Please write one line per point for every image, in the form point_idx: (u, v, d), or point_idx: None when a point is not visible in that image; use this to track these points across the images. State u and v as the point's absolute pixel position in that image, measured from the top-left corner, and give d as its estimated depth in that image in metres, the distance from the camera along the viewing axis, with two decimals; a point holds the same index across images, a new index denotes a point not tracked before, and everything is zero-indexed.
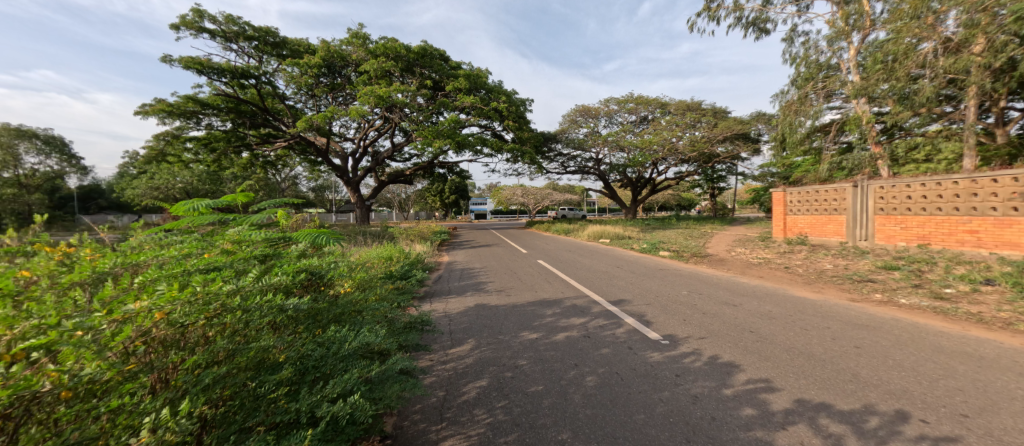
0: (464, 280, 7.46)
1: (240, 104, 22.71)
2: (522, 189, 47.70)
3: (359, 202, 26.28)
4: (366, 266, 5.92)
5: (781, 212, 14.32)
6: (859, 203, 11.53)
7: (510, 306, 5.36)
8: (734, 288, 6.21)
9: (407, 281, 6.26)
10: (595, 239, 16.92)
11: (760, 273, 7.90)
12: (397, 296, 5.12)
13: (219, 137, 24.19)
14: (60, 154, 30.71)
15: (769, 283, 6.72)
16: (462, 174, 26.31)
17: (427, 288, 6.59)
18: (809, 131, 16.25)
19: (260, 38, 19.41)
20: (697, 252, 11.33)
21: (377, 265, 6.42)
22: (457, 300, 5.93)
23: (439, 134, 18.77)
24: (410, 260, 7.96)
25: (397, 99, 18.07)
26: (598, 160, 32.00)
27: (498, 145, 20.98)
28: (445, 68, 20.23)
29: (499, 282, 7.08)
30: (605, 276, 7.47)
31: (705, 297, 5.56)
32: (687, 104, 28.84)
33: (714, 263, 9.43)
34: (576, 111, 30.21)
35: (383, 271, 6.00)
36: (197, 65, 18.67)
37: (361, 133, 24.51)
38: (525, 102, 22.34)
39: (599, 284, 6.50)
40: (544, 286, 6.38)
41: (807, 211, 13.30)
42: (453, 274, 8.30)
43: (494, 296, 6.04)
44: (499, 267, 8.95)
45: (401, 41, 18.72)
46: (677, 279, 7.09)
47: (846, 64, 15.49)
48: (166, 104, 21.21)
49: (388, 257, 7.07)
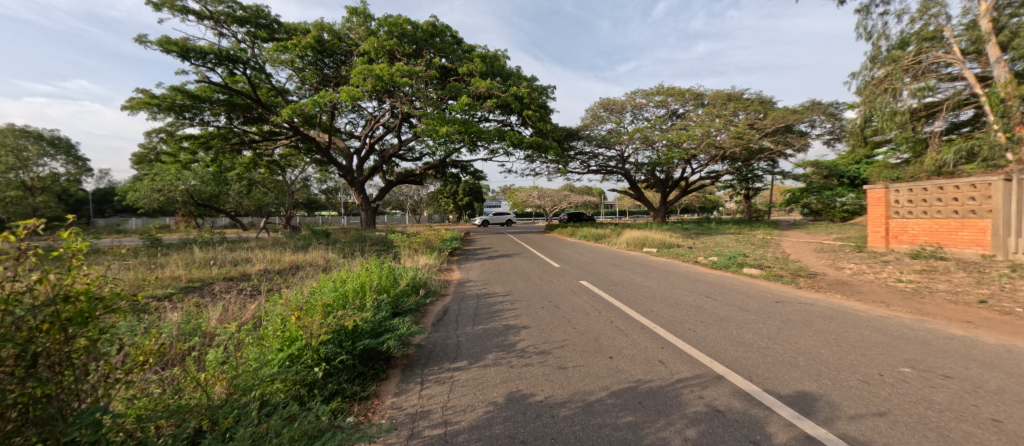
0: (483, 324, 4.72)
1: (234, 95, 20.42)
2: (538, 191, 44.82)
3: (363, 205, 23.69)
4: (333, 315, 3.25)
5: (882, 215, 11.13)
6: (1013, 202, 8.48)
7: (584, 408, 2.62)
8: (993, 358, 3.30)
9: (396, 332, 3.54)
10: (636, 247, 14.07)
11: (949, 311, 4.99)
12: (340, 426, 2.43)
13: (216, 135, 21.83)
14: (66, 155, 29.00)
15: (1019, 340, 3.80)
16: (477, 174, 23.73)
17: (420, 346, 3.82)
18: (899, 115, 13.22)
19: (252, 21, 17.14)
20: (796, 268, 8.37)
21: (343, 305, 3.68)
22: (475, 377, 3.22)
23: (449, 123, 16.14)
24: (400, 289, 5.22)
25: (400, 81, 15.43)
26: (623, 159, 29.16)
27: (516, 138, 18.25)
28: (457, 50, 17.71)
29: (540, 332, 4.29)
30: (707, 318, 4.66)
31: (976, 388, 2.74)
32: (727, 94, 25.76)
33: (843, 289, 6.52)
34: (599, 105, 27.44)
35: (339, 322, 3.25)
36: (176, 47, 16.22)
37: (366, 129, 22.21)
38: (547, 90, 19.63)
39: (720, 345, 3.69)
40: (629, 350, 3.63)
41: (922, 214, 10.22)
42: (465, 309, 5.51)
43: (542, 371, 3.28)
44: (533, 296, 6.12)
45: (408, 18, 16.21)
46: (833, 326, 4.26)
47: (949, 32, 12.74)
48: (150, 96, 18.62)
49: (363, 287, 4.34)
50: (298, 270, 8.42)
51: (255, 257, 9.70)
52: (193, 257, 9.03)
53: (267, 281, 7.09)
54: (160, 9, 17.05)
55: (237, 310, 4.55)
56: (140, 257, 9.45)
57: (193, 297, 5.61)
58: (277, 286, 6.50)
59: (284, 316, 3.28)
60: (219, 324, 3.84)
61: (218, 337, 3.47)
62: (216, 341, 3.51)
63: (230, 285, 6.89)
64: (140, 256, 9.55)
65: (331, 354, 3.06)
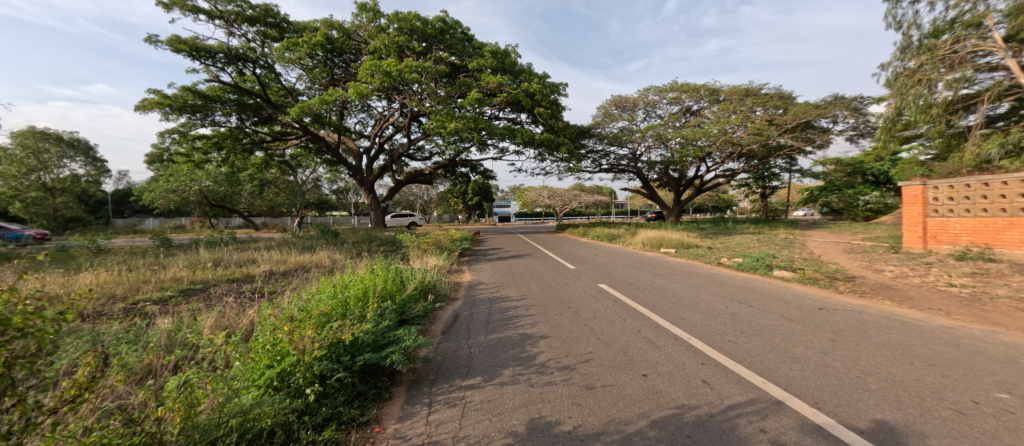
0: (497, 333, 4.29)
1: (244, 94, 20.30)
2: (549, 191, 44.26)
3: (373, 205, 23.44)
4: (328, 327, 2.83)
5: (919, 214, 10.45)
6: None
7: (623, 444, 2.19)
8: None
9: (402, 343, 3.12)
10: (654, 248, 13.55)
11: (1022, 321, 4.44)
12: None
13: (226, 135, 21.73)
14: (85, 156, 29.35)
15: None
16: (487, 173, 23.34)
17: (429, 359, 3.40)
18: (934, 107, 12.55)
19: (261, 20, 16.95)
20: (831, 270, 7.81)
21: (343, 313, 3.27)
22: (491, 399, 2.80)
23: (458, 120, 15.77)
24: (407, 293, 4.80)
25: (410, 77, 15.08)
26: (635, 157, 28.54)
27: (527, 135, 17.80)
28: (467, 46, 17.32)
29: (563, 343, 3.84)
30: (748, 327, 4.16)
31: None
32: (745, 89, 24.98)
33: (889, 295, 5.97)
34: (612, 102, 26.87)
35: (336, 334, 2.84)
36: (185, 46, 16.06)
37: (376, 128, 21.97)
38: (559, 86, 19.16)
39: (771, 362, 3.21)
40: (664, 366, 3.18)
41: (964, 212, 9.57)
42: (478, 315, 5.07)
43: (568, 393, 2.83)
44: (551, 301, 5.65)
45: (417, 14, 15.87)
46: (895, 339, 3.75)
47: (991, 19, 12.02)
48: (162, 96, 18.52)
49: (366, 292, 3.93)
50: (304, 272, 8.09)
51: (261, 257, 9.41)
52: (198, 258, 8.76)
53: (271, 284, 6.76)
54: (170, 9, 16.95)
55: (232, 313, 4.19)
56: (145, 258, 9.21)
57: (192, 300, 5.28)
58: (280, 289, 6.16)
59: (274, 326, 2.89)
60: (209, 333, 3.48)
61: (205, 348, 3.11)
62: (203, 354, 3.14)
63: (233, 287, 6.57)
64: (147, 257, 9.32)
65: (326, 372, 2.65)
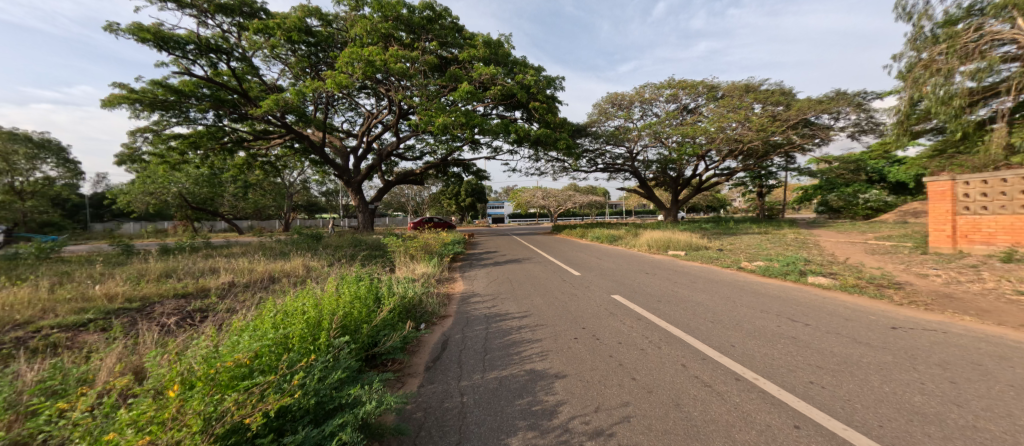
0: (498, 370, 3.28)
1: (218, 89, 18.97)
2: (542, 192, 43.13)
3: (361, 206, 22.24)
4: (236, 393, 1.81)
5: (948, 210, 9.55)
6: None
7: None
8: None
9: (356, 407, 2.11)
10: (660, 250, 12.61)
11: None
12: None
13: (203, 134, 20.39)
14: (56, 158, 27.69)
15: None
16: (481, 173, 22.32)
17: (400, 424, 2.37)
18: (955, 98, 11.64)
19: (236, 10, 15.72)
20: (871, 276, 6.89)
21: (271, 362, 2.23)
22: None
23: (447, 114, 14.70)
24: (381, 316, 3.75)
25: (396, 67, 14.01)
26: (632, 156, 27.68)
27: (522, 132, 16.76)
28: (456, 36, 16.25)
29: (586, 389, 2.82)
30: (825, 360, 3.19)
31: None
32: (745, 86, 24.24)
33: (958, 307, 5.03)
34: (607, 100, 26.02)
35: (246, 408, 1.80)
36: (149, 35, 14.75)
37: (363, 126, 20.86)
38: (554, 81, 18.22)
39: (893, 426, 2.24)
40: (743, 433, 2.21)
41: (1000, 208, 8.76)
42: (473, 341, 4.03)
43: None
44: (561, 321, 4.63)
45: (402, 1, 14.79)
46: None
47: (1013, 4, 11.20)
48: (130, 91, 17.15)
49: (318, 320, 2.89)
50: (271, 283, 6.99)
51: (225, 266, 8.30)
52: (149, 268, 7.60)
53: (227, 299, 5.68)
54: None
55: (142, 347, 3.11)
56: (91, 268, 8.02)
57: (115, 324, 4.19)
58: (234, 308, 5.07)
59: (148, 391, 1.84)
60: (85, 388, 2.41)
61: (57, 418, 2.05)
62: (53, 426, 2.08)
63: (181, 304, 5.48)
64: (95, 266, 8.17)
65: None
